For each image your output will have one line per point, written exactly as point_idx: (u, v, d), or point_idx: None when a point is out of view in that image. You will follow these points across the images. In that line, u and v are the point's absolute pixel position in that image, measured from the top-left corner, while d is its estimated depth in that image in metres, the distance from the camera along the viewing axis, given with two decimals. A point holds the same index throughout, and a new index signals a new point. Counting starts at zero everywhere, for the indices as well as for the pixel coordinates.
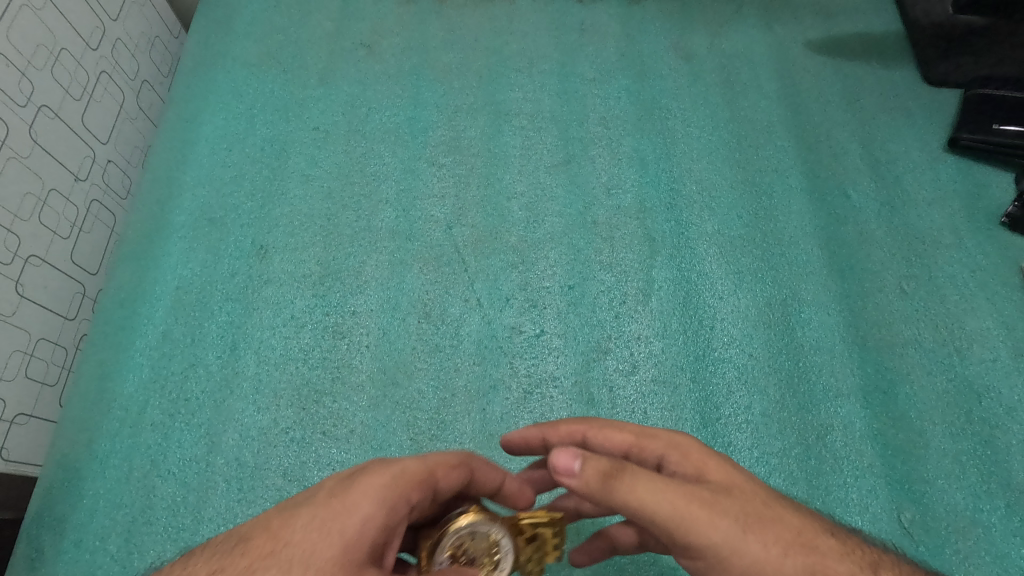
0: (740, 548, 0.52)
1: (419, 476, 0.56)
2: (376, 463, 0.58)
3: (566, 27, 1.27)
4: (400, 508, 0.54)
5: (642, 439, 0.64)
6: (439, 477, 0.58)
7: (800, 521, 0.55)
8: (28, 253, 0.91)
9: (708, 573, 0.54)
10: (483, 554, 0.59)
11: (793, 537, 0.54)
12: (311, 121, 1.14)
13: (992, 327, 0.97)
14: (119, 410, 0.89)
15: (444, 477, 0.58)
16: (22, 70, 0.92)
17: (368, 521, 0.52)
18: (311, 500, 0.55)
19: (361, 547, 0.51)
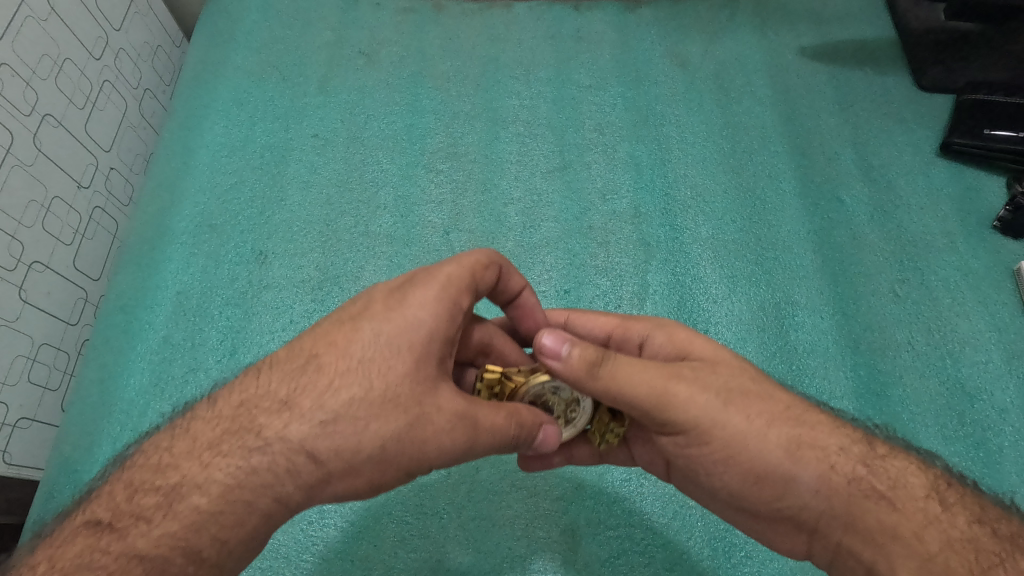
0: (721, 419, 0.60)
1: (463, 282, 0.61)
2: (422, 272, 0.62)
3: (562, 35, 1.28)
4: (455, 315, 0.60)
5: (629, 323, 0.73)
6: (478, 280, 0.62)
7: (787, 397, 0.63)
8: (31, 259, 0.93)
9: (693, 446, 0.62)
10: (561, 408, 0.70)
11: (778, 411, 0.62)
12: (310, 129, 1.16)
13: (984, 329, 0.97)
14: (120, 414, 0.90)
15: (486, 277, 0.63)
16: (26, 80, 0.94)
17: (424, 328, 0.59)
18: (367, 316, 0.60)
19: (428, 358, 0.59)
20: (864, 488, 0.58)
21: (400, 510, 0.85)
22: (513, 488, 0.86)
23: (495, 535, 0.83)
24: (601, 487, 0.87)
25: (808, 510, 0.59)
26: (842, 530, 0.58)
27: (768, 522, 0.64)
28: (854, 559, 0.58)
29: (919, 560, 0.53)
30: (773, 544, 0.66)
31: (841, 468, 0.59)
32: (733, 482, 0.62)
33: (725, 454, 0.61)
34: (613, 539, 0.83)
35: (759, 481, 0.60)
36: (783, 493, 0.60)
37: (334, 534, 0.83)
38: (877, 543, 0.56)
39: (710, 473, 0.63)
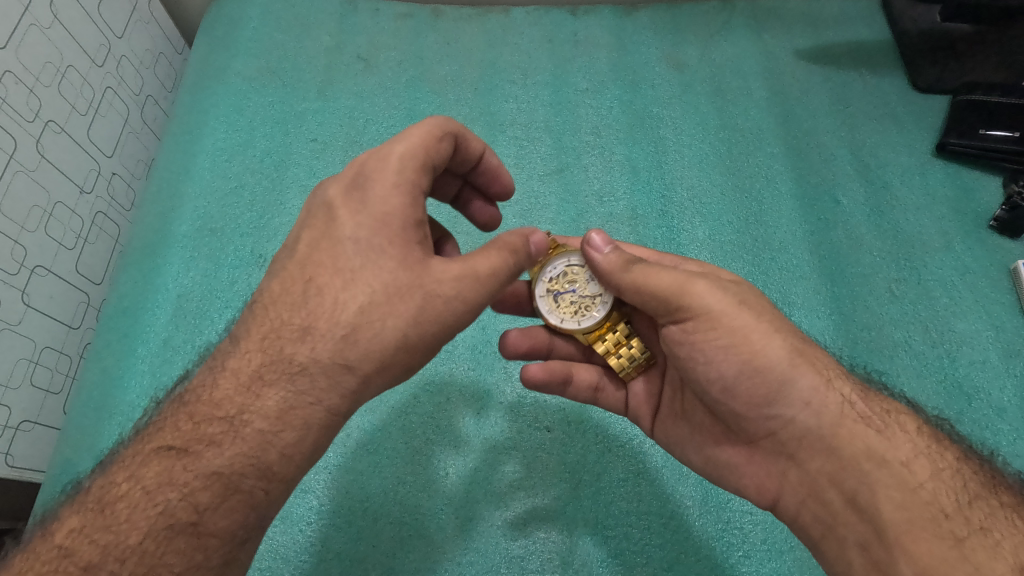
0: (733, 307, 0.63)
1: (415, 153, 0.62)
2: (372, 157, 0.63)
3: (559, 39, 1.30)
4: (417, 195, 0.62)
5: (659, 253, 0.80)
6: (432, 149, 0.64)
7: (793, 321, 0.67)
8: (34, 263, 0.94)
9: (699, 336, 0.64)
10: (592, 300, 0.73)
11: (789, 327, 0.65)
12: (310, 133, 1.17)
13: (982, 329, 0.97)
14: (121, 416, 0.91)
15: (441, 148, 0.65)
16: (30, 86, 0.96)
17: (396, 208, 0.60)
18: (335, 220, 0.62)
19: (410, 241, 0.60)
20: (856, 412, 0.62)
21: (398, 510, 0.85)
22: (511, 488, 0.87)
23: (492, 535, 0.83)
24: (599, 487, 0.87)
25: (796, 425, 0.63)
26: (824, 452, 0.62)
27: (746, 444, 0.68)
28: (832, 486, 0.62)
29: (907, 490, 0.58)
30: (744, 473, 0.69)
31: (838, 389, 0.63)
32: (730, 373, 0.64)
33: (730, 339, 0.63)
34: (611, 539, 0.83)
35: (757, 378, 0.63)
36: (779, 394, 0.62)
37: (332, 535, 0.84)
38: (862, 467, 0.60)
39: (711, 362, 0.64)
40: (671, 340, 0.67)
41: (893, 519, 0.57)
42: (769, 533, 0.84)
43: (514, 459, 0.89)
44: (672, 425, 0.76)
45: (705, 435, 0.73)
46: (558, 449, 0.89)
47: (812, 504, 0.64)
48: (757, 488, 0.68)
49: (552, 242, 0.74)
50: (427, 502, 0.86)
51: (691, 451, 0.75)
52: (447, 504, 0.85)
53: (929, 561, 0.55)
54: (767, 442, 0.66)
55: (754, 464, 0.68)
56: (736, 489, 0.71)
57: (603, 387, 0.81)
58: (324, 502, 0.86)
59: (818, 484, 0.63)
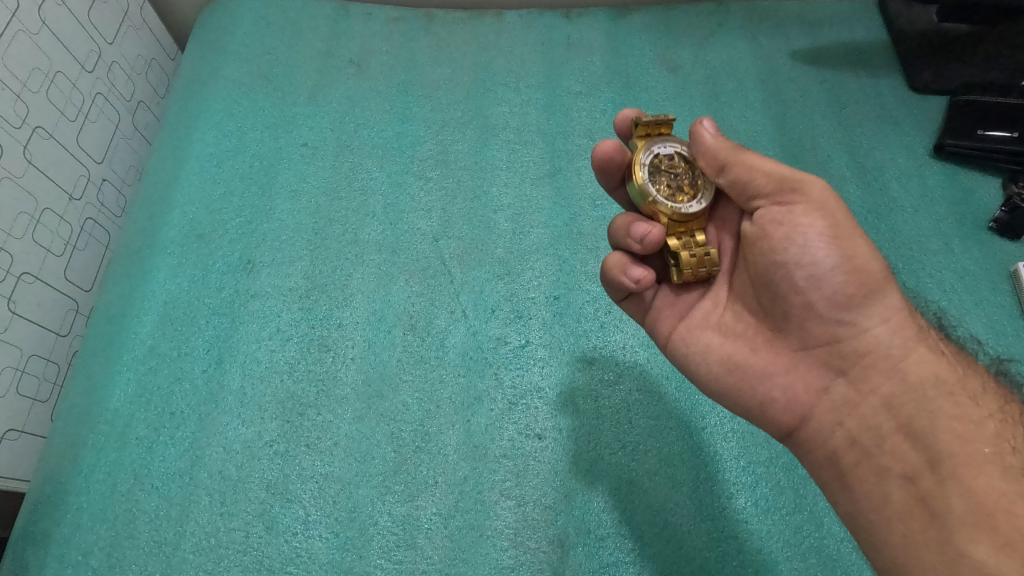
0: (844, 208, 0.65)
1: None
2: None
3: (553, 42, 1.29)
4: None
5: None
6: None
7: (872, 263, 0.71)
8: (20, 270, 0.93)
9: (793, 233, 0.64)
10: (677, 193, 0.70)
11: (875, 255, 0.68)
12: (301, 138, 1.16)
13: (982, 332, 0.96)
14: (105, 425, 0.89)
15: None
16: (17, 92, 0.95)
17: None
18: None
19: None
20: (927, 342, 0.65)
21: (386, 520, 0.83)
22: (501, 497, 0.85)
23: (482, 546, 0.82)
24: (591, 496, 0.85)
25: (871, 336, 0.64)
26: (890, 372, 0.64)
27: (794, 351, 0.67)
28: (887, 410, 0.63)
29: (968, 422, 0.60)
30: (778, 382, 0.67)
31: (914, 319, 0.66)
32: (828, 262, 0.63)
33: (835, 233, 0.64)
34: (603, 549, 0.82)
35: (852, 278, 0.63)
36: (868, 300, 0.64)
37: (319, 545, 0.82)
38: (927, 395, 0.62)
39: (808, 248, 0.63)
40: (768, 220, 0.65)
41: (950, 446, 0.59)
42: (765, 542, 0.82)
43: (505, 467, 0.87)
44: (703, 334, 0.72)
45: (741, 344, 0.69)
46: (549, 458, 0.88)
47: (853, 425, 0.64)
48: (789, 402, 0.67)
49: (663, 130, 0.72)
50: (416, 511, 0.84)
51: (717, 359, 0.70)
52: (436, 513, 0.84)
53: (986, 491, 0.56)
54: (824, 350, 0.66)
55: (792, 373, 0.67)
56: (763, 403, 0.68)
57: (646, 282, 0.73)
58: (311, 512, 0.84)
59: (868, 405, 0.64)
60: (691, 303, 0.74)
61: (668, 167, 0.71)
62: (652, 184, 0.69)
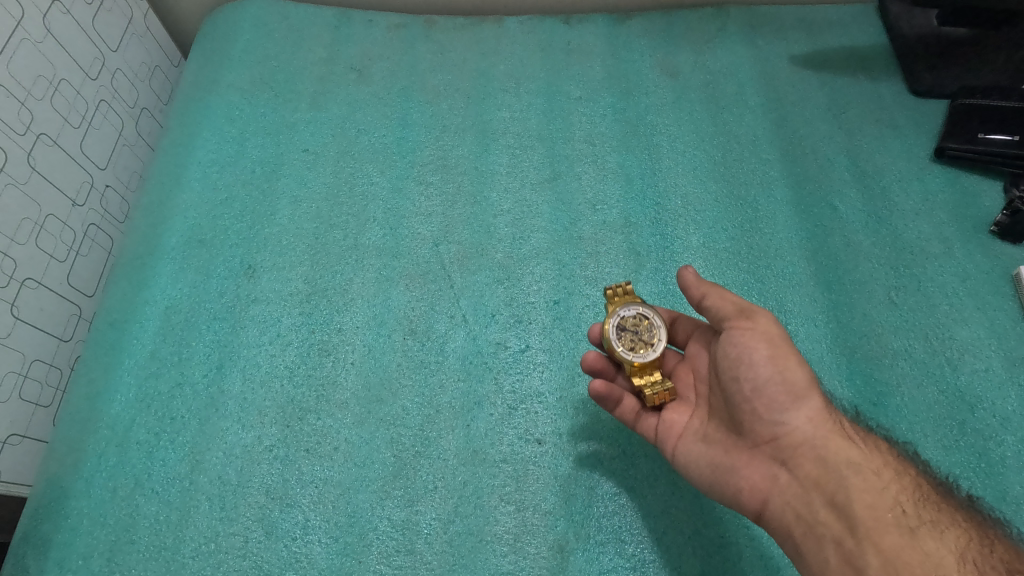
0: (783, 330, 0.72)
1: None
2: None
3: (552, 48, 1.29)
4: None
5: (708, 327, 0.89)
6: None
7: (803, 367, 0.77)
8: (24, 276, 0.94)
9: (740, 352, 0.71)
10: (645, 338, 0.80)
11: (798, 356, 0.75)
12: (302, 144, 1.17)
13: (984, 336, 0.95)
14: (106, 430, 0.90)
15: None
16: (21, 100, 0.96)
17: None
18: None
19: None
20: (842, 430, 0.69)
21: (386, 525, 0.83)
22: (501, 502, 0.85)
23: (481, 551, 0.82)
24: (590, 501, 0.85)
25: (799, 431, 0.68)
26: (816, 459, 0.67)
27: (749, 449, 0.70)
28: (815, 488, 0.66)
29: (875, 493, 0.64)
30: (743, 475, 0.69)
31: (833, 413, 0.70)
32: (766, 369, 0.69)
33: (773, 350, 0.69)
34: (603, 554, 0.81)
35: (782, 384, 0.69)
36: (796, 401, 0.69)
37: (318, 550, 0.82)
38: (842, 472, 0.66)
39: (753, 363, 0.70)
40: (727, 342, 0.72)
41: (864, 514, 0.62)
42: (766, 548, 0.81)
43: (505, 472, 0.87)
44: (685, 441, 0.75)
45: (712, 445, 0.73)
46: (549, 463, 0.87)
47: (798, 503, 0.66)
48: (751, 490, 0.69)
49: (628, 295, 0.84)
50: (415, 516, 0.84)
51: (699, 460, 0.73)
52: (435, 518, 0.84)
53: (894, 551, 0.59)
54: (769, 446, 0.69)
55: (753, 466, 0.69)
56: (731, 495, 0.70)
57: (624, 401, 0.79)
58: (311, 516, 0.84)
59: (802, 485, 0.67)
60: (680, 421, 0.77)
61: (633, 326, 0.81)
62: (616, 339, 0.79)
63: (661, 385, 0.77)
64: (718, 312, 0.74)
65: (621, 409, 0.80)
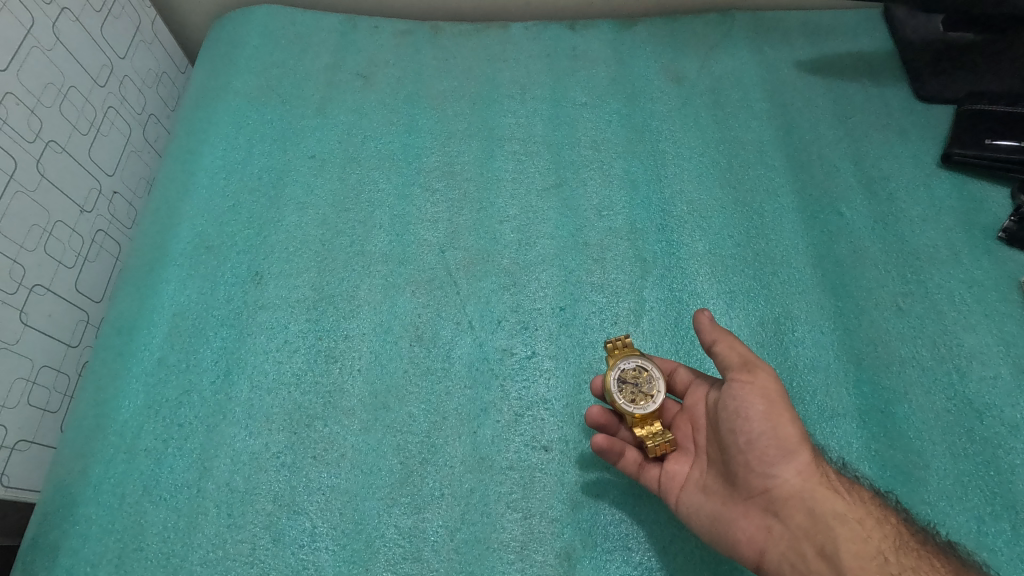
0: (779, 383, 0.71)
1: None
2: None
3: (558, 54, 1.30)
4: None
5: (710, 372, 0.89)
6: None
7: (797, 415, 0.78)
8: (32, 282, 0.94)
9: (739, 403, 0.71)
10: (645, 391, 0.81)
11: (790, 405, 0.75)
12: (308, 150, 1.17)
13: (992, 343, 0.95)
14: (114, 436, 0.90)
15: None
16: (31, 107, 0.97)
17: None
18: None
19: None
20: (828, 479, 0.70)
21: (393, 533, 0.83)
22: (508, 510, 0.85)
23: (489, 559, 0.82)
24: (597, 509, 0.85)
25: (789, 484, 0.68)
26: (806, 511, 0.68)
27: (742, 500, 0.71)
28: (806, 538, 0.67)
29: (862, 542, 0.66)
30: (739, 526, 0.70)
31: (822, 464, 0.71)
32: (761, 423, 0.69)
33: (769, 405, 0.69)
34: (610, 562, 0.81)
35: (773, 438, 0.68)
36: (787, 454, 0.68)
37: (325, 558, 0.82)
38: (830, 523, 0.67)
39: (749, 417, 0.70)
40: (727, 393, 0.72)
41: (854, 565, 0.64)
42: None
43: (511, 479, 0.87)
44: (687, 491, 0.76)
45: (710, 495, 0.74)
46: (556, 470, 0.87)
47: (790, 554, 0.67)
48: (748, 542, 0.69)
49: (626, 348, 0.86)
50: (422, 524, 0.84)
51: (698, 511, 0.74)
52: (442, 526, 0.84)
53: None
54: (761, 499, 0.69)
55: (749, 518, 0.70)
56: (729, 546, 0.71)
57: (626, 453, 0.80)
58: (318, 524, 0.84)
59: (795, 536, 0.67)
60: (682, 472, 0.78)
61: (633, 377, 0.82)
62: (617, 392, 0.80)
63: (662, 437, 0.78)
64: (722, 361, 0.74)
65: (624, 461, 0.80)
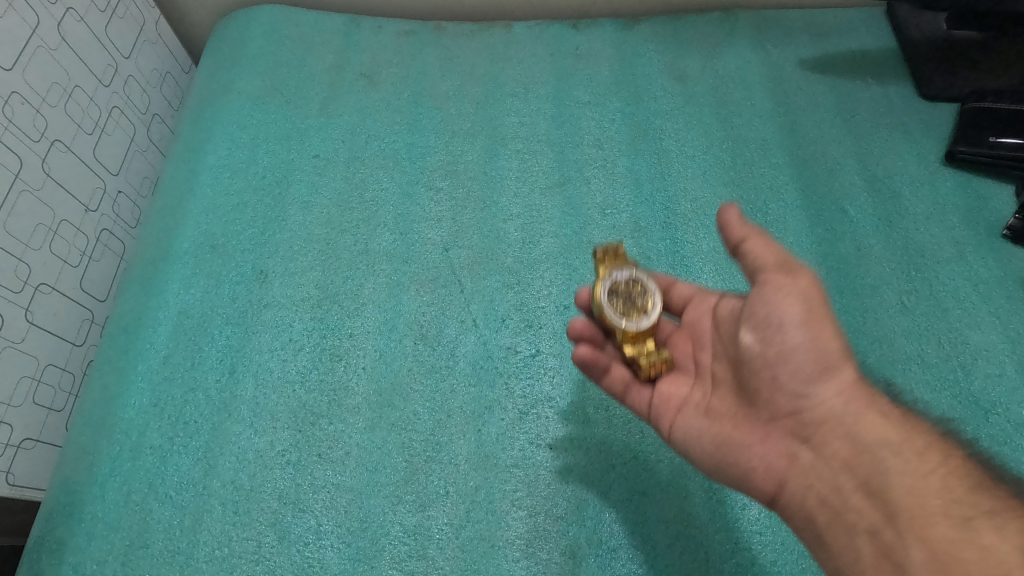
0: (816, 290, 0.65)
1: None
2: None
3: (561, 53, 1.30)
4: None
5: None
6: None
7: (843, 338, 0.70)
8: (37, 281, 0.94)
9: (768, 313, 0.66)
10: (636, 301, 0.78)
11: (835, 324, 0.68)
12: (312, 149, 1.17)
13: (998, 341, 0.95)
14: (119, 434, 0.90)
15: None
16: (36, 107, 0.97)
17: None
18: None
19: None
20: (879, 402, 0.63)
21: (398, 531, 0.83)
22: (513, 507, 0.85)
23: (494, 557, 0.81)
24: (602, 507, 0.85)
25: (826, 406, 0.63)
26: (845, 438, 0.61)
27: (760, 424, 0.67)
28: (845, 469, 0.60)
29: (920, 474, 0.56)
30: (755, 452, 0.66)
31: (869, 386, 0.64)
32: (793, 339, 0.64)
33: (807, 313, 0.64)
34: (615, 560, 0.81)
35: (810, 352, 0.63)
36: (823, 372, 0.63)
37: (330, 555, 0.82)
38: (877, 454, 0.59)
39: (781, 324, 0.64)
40: (759, 300, 0.67)
41: (905, 498, 0.55)
42: (779, 554, 0.81)
43: (516, 477, 0.87)
44: (686, 415, 0.74)
45: (721, 419, 0.71)
46: (561, 468, 0.87)
47: (821, 487, 0.61)
48: (765, 471, 0.66)
49: (617, 259, 0.83)
50: (427, 521, 0.84)
51: (699, 436, 0.71)
52: (447, 523, 0.84)
53: (944, 543, 0.51)
54: (785, 421, 0.66)
55: (767, 444, 0.66)
56: (741, 473, 0.67)
57: (612, 370, 0.79)
58: (323, 521, 0.84)
59: (830, 469, 0.61)
60: (681, 395, 0.76)
61: (625, 290, 0.79)
62: (608, 304, 0.78)
63: (657, 356, 0.77)
64: (753, 262, 0.68)
65: (609, 379, 0.79)
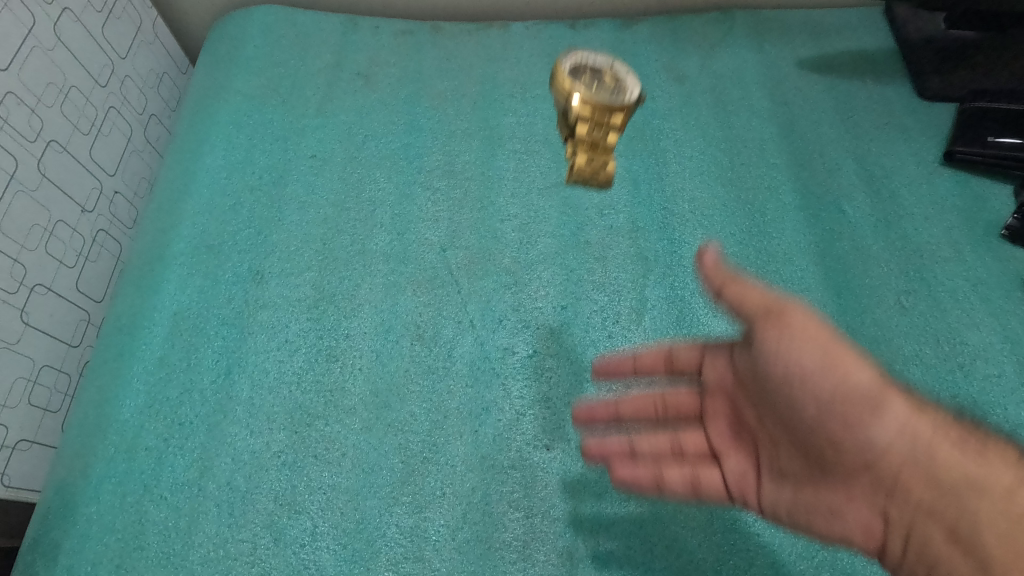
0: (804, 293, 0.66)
1: None
2: None
3: (559, 53, 1.30)
4: None
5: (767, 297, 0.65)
6: None
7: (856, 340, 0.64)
8: (33, 282, 0.94)
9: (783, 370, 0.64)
10: None
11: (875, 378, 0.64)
12: (309, 149, 1.17)
13: (996, 341, 0.94)
14: (115, 435, 0.90)
15: None
16: (32, 107, 0.97)
17: None
18: None
19: None
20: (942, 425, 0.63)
21: (395, 532, 0.83)
22: (510, 509, 0.84)
23: (490, 558, 0.81)
24: (599, 508, 0.84)
25: (885, 443, 0.63)
26: (911, 475, 0.63)
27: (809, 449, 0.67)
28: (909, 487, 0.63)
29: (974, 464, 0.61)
30: (845, 517, 0.68)
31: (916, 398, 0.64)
32: (823, 396, 0.63)
33: (823, 356, 0.62)
34: (613, 561, 0.81)
35: (841, 403, 0.63)
36: (875, 414, 0.63)
37: (326, 557, 0.81)
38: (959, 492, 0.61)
39: (804, 382, 0.64)
40: (765, 351, 0.65)
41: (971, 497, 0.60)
42: (776, 555, 0.80)
43: (513, 479, 0.86)
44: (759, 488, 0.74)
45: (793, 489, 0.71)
46: (558, 469, 0.87)
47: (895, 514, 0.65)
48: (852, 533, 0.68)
49: None
50: (424, 523, 0.83)
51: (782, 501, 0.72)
52: (444, 525, 0.83)
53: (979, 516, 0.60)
54: (859, 484, 0.66)
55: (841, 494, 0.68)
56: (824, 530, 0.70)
57: None
58: (319, 523, 0.84)
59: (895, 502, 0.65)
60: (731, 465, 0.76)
61: None
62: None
63: None
64: (740, 304, 0.66)
65: None
